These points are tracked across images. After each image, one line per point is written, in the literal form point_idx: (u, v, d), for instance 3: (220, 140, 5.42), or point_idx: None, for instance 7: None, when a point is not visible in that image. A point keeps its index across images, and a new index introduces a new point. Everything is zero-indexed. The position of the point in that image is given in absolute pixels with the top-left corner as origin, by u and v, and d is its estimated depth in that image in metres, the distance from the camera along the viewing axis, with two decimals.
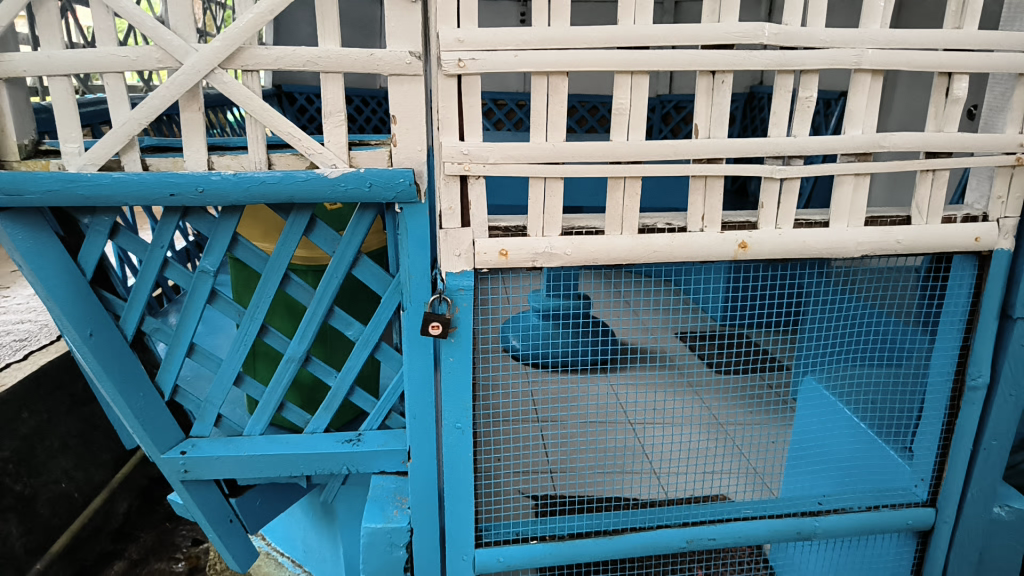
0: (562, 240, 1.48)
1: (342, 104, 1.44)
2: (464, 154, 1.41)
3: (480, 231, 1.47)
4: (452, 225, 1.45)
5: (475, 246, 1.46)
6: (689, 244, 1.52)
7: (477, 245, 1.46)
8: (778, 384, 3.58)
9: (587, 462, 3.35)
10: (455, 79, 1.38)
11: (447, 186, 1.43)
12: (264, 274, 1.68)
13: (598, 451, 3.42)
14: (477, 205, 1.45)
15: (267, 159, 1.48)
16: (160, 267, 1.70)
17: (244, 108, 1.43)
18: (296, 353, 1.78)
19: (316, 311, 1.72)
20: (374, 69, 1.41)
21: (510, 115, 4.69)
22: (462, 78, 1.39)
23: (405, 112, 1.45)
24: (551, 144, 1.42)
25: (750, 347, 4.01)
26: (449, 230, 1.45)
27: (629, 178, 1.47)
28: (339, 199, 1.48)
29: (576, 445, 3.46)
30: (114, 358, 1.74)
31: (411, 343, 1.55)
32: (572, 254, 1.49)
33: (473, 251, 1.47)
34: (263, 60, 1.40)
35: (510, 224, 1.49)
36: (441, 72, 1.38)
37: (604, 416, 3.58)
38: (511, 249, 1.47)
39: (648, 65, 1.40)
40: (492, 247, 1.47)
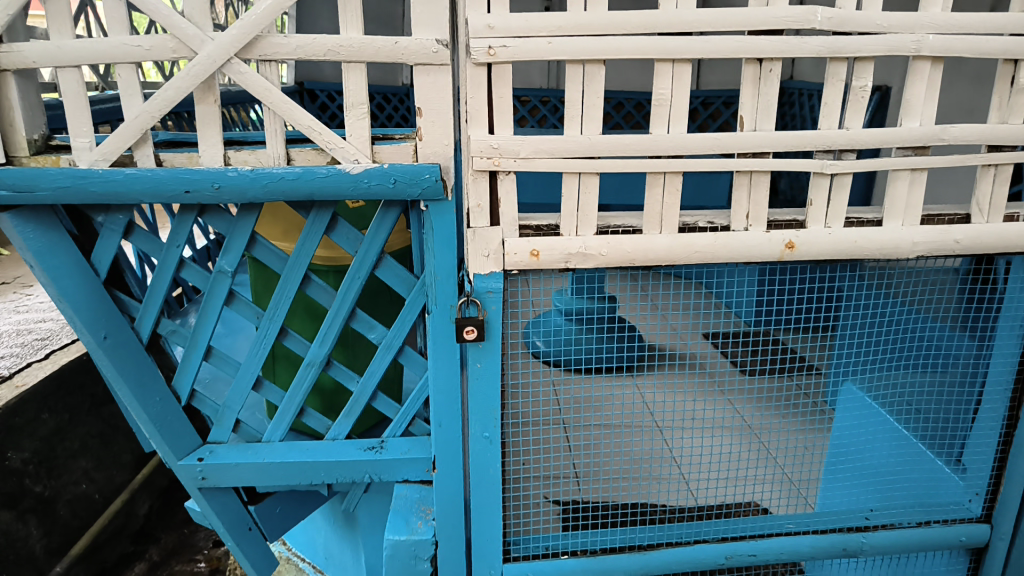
0: (597, 240, 1.40)
1: (365, 96, 1.37)
2: (493, 148, 1.32)
3: (510, 230, 1.38)
4: (480, 223, 1.37)
5: (506, 246, 1.38)
6: (731, 245, 1.43)
7: (508, 245, 1.38)
8: (811, 388, 3.46)
9: (613, 469, 3.24)
10: (483, 68, 1.30)
11: (476, 182, 1.35)
12: (284, 275, 1.62)
13: (625, 457, 3.33)
14: (507, 203, 1.37)
15: (286, 154, 1.41)
16: (176, 267, 1.63)
17: (262, 100, 1.35)
18: (317, 357, 1.71)
19: (338, 313, 1.65)
20: (397, 58, 1.34)
21: (534, 112, 4.61)
22: (492, 68, 1.31)
23: (431, 104, 1.37)
24: (587, 137, 1.33)
25: (781, 349, 3.89)
26: (477, 229, 1.37)
27: (669, 174, 1.38)
28: (362, 196, 1.40)
29: (601, 451, 3.35)
30: (129, 361, 1.68)
31: (438, 348, 1.47)
32: (608, 254, 1.40)
33: (503, 251, 1.39)
34: (281, 49, 1.33)
35: (542, 222, 1.41)
36: (469, 60, 1.30)
37: (629, 420, 3.47)
38: (543, 249, 1.38)
39: (692, 52, 1.31)
40: (523, 248, 1.38)
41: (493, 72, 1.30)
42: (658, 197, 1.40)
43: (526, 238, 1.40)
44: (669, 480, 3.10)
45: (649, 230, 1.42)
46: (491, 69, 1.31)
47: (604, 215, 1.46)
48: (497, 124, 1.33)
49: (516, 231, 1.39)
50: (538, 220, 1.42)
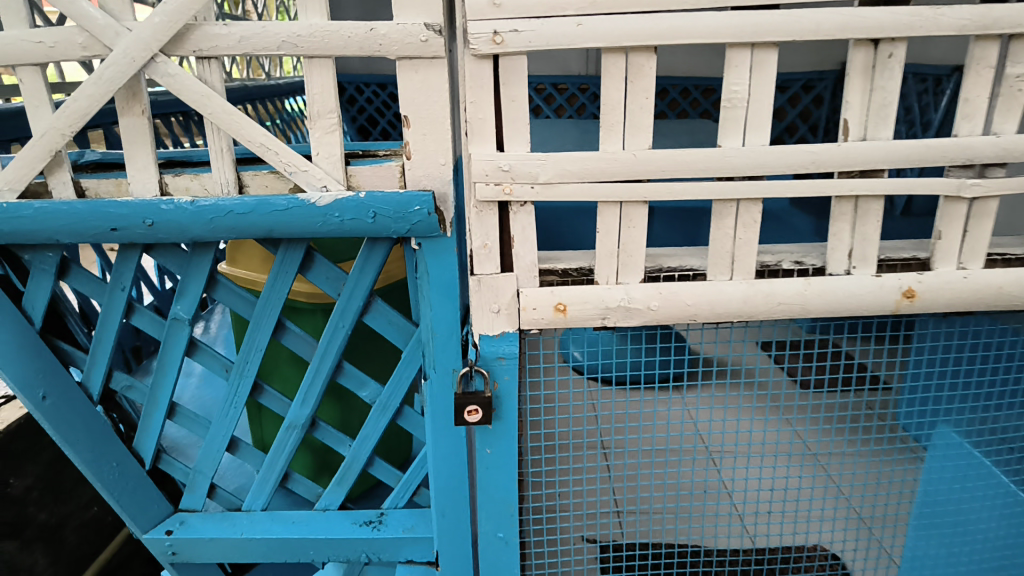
0: (645, 289, 1.04)
1: (334, 101, 1.03)
2: (503, 171, 0.98)
3: (528, 279, 1.04)
4: (489, 271, 1.03)
5: (523, 300, 1.03)
6: (828, 294, 1.06)
7: (524, 299, 1.03)
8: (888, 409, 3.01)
9: (657, 497, 2.82)
10: (487, 61, 0.95)
11: (482, 215, 1.00)
12: (252, 323, 1.30)
13: (672, 483, 2.93)
14: (523, 242, 1.02)
15: (237, 179, 1.08)
16: (124, 313, 1.33)
17: (200, 111, 1.03)
18: (298, 419, 1.40)
19: (320, 367, 1.33)
20: (374, 50, 1.00)
21: (572, 101, 4.14)
22: (501, 61, 0.95)
23: (420, 112, 1.03)
24: (631, 153, 0.98)
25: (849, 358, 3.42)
26: (484, 277, 1.03)
27: (744, 201, 1.01)
28: (333, 233, 1.07)
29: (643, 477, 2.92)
30: (78, 423, 1.39)
31: (437, 423, 1.15)
32: (660, 308, 1.05)
33: (519, 306, 1.04)
34: (221, 42, 1.00)
35: (569, 265, 1.06)
36: (468, 51, 0.95)
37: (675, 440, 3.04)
38: (571, 303, 1.03)
39: (779, 33, 0.94)
40: (546, 301, 1.03)
41: (502, 67, 0.95)
42: (729, 231, 1.03)
43: (549, 287, 1.05)
44: (723, 516, 2.69)
45: (716, 274, 1.06)
46: (499, 64, 0.95)
47: (655, 252, 1.10)
48: (507, 138, 0.98)
49: (536, 279, 1.04)
50: (566, 262, 1.06)
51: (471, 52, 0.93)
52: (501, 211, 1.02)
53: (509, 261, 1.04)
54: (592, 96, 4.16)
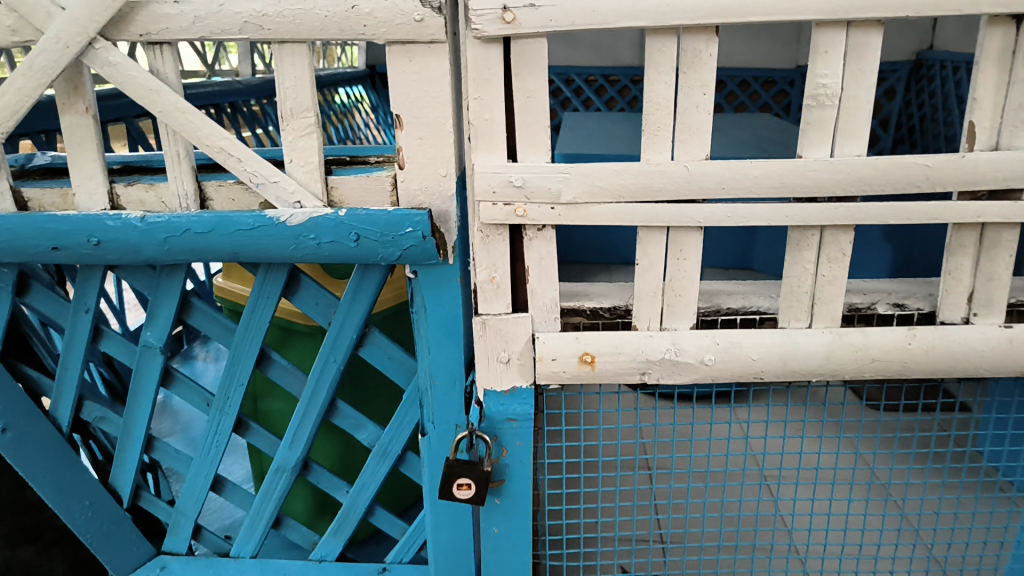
0: (697, 338, 0.82)
1: (309, 97, 0.83)
2: (515, 188, 0.76)
3: (547, 323, 0.82)
4: (497, 311, 0.81)
5: (539, 349, 0.82)
6: (936, 349, 0.82)
7: (541, 348, 0.82)
8: None
9: None
10: (496, 45, 0.73)
11: (488, 242, 0.79)
12: (232, 355, 1.12)
13: None
14: (541, 276, 0.81)
15: (198, 192, 0.89)
16: (91, 338, 1.17)
17: (150, 109, 0.84)
18: (288, 461, 1.21)
19: (309, 407, 1.15)
20: (357, 33, 0.79)
21: (623, 93, 3.87)
22: (515, 46, 0.74)
23: (415, 112, 0.82)
24: (681, 165, 0.75)
25: None
26: (492, 320, 0.81)
27: (831, 228, 0.78)
28: (309, 259, 0.87)
29: None
30: (45, 459, 1.23)
31: (435, 486, 0.96)
32: (716, 363, 0.82)
33: (535, 355, 0.83)
34: (170, 24, 0.80)
35: (601, 304, 0.84)
36: (471, 34, 0.73)
37: None
38: (601, 354, 0.82)
39: (887, 8, 0.70)
40: (569, 351, 0.82)
41: (515, 55, 0.73)
42: (809, 265, 0.80)
43: (574, 331, 0.84)
44: None
45: (790, 320, 0.82)
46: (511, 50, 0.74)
47: (711, 288, 0.87)
48: (521, 146, 0.76)
49: (557, 322, 0.83)
50: (598, 300, 0.84)
51: (474, 33, 0.72)
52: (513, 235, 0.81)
53: (523, 298, 0.83)
54: (641, 90, 3.87)
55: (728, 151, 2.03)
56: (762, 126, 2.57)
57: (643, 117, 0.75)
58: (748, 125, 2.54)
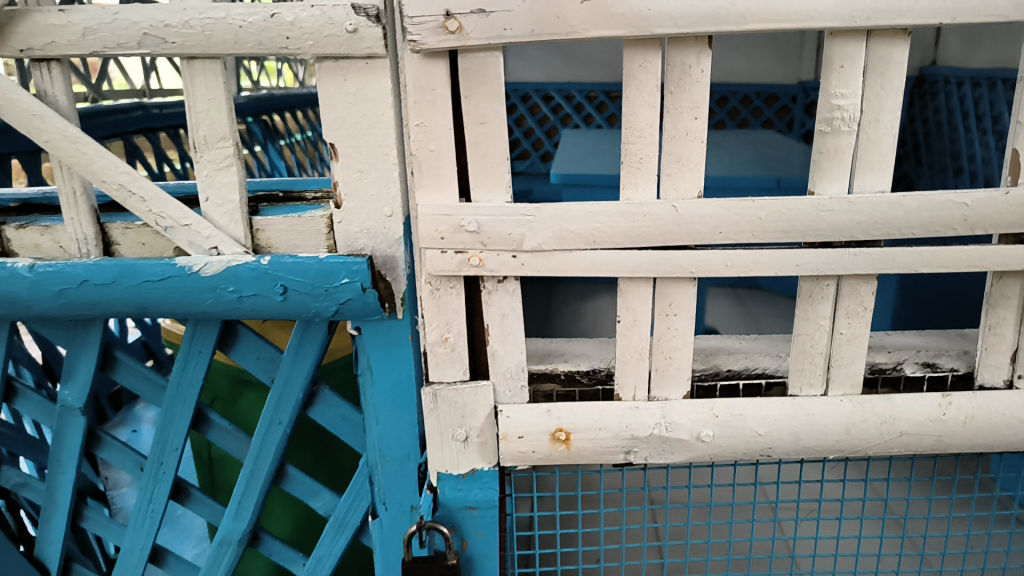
0: (692, 411, 0.69)
1: (225, 123, 0.70)
2: (466, 232, 0.63)
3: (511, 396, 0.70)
4: (451, 380, 0.68)
5: (503, 426, 0.70)
6: (973, 421, 0.70)
7: (505, 423, 0.69)
8: None
9: None
10: (441, 59, 0.60)
11: (438, 297, 0.67)
12: (162, 417, 0.98)
13: None
14: (504, 336, 0.68)
15: (99, 235, 0.75)
16: (3, 397, 1.02)
17: (36, 139, 0.70)
18: (232, 533, 1.05)
19: (254, 474, 1.00)
20: (279, 47, 0.66)
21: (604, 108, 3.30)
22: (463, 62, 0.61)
23: (352, 141, 0.69)
24: (668, 205, 0.62)
25: None
26: (444, 393, 0.68)
27: (849, 279, 0.65)
28: (228, 314, 0.73)
29: None
30: None
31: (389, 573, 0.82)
32: (715, 440, 0.70)
33: (498, 432, 0.70)
34: (58, 37, 0.67)
35: (576, 368, 0.71)
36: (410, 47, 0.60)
37: None
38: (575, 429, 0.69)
39: (916, 13, 0.57)
40: (540, 427, 0.70)
41: (464, 73, 0.61)
42: (826, 321, 0.67)
43: (545, 401, 0.71)
44: None
45: (802, 387, 0.69)
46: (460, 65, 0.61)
47: (708, 347, 0.74)
48: (474, 182, 0.64)
49: (525, 392, 0.70)
50: (573, 363, 0.72)
51: (411, 45, 0.60)
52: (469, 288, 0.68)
53: (483, 363, 0.70)
54: None
55: (729, 172, 1.88)
56: (763, 143, 2.43)
57: (622, 147, 0.62)
58: (748, 143, 2.40)
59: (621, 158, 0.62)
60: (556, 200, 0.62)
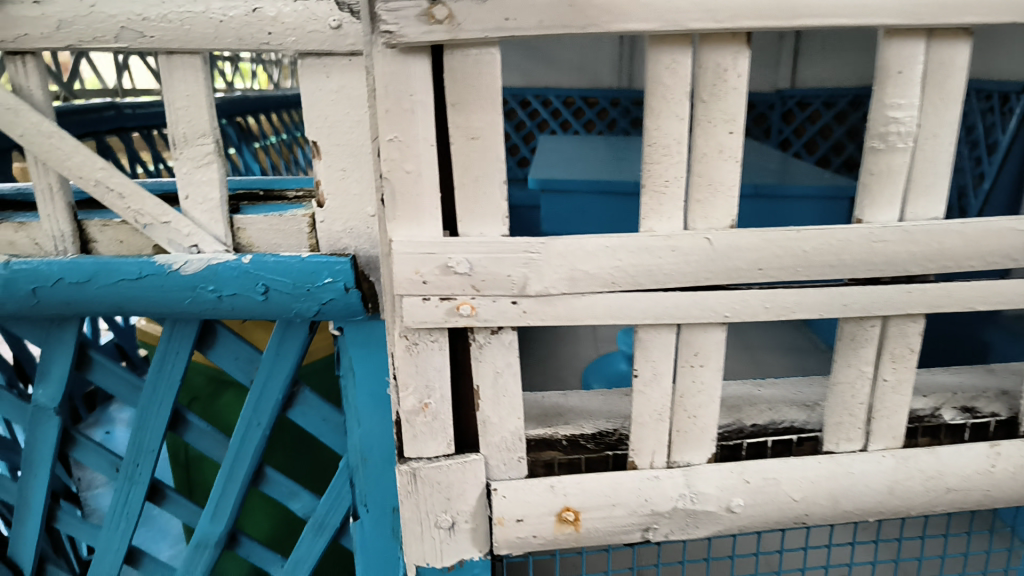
0: (719, 477, 0.62)
1: (206, 120, 0.64)
2: (452, 273, 0.55)
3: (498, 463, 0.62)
4: (431, 455, 0.61)
5: (498, 506, 0.62)
6: None
7: (500, 504, 0.62)
8: None
9: None
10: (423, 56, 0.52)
11: (415, 353, 0.58)
12: (138, 417, 0.90)
13: None
14: (497, 403, 0.61)
15: (78, 231, 0.70)
16: None
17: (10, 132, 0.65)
18: (209, 536, 0.97)
19: (232, 479, 0.93)
20: (260, 42, 0.60)
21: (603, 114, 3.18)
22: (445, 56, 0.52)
23: (335, 139, 0.63)
24: (700, 237, 0.54)
25: None
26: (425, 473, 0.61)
27: (895, 319, 0.57)
28: (205, 314, 0.68)
29: None
30: None
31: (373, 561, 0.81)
32: (745, 510, 0.63)
33: (492, 515, 0.63)
34: (31, 29, 0.62)
35: (579, 432, 0.65)
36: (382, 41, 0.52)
37: None
38: (581, 504, 0.62)
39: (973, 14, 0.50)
40: (542, 508, 0.62)
41: (453, 75, 0.52)
42: (858, 371, 0.60)
43: (546, 473, 0.63)
44: None
45: (839, 442, 0.62)
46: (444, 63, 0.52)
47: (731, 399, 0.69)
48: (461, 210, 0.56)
49: (522, 464, 0.63)
50: (575, 428, 0.66)
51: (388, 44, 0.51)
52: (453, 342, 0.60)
53: (471, 432, 0.63)
54: None
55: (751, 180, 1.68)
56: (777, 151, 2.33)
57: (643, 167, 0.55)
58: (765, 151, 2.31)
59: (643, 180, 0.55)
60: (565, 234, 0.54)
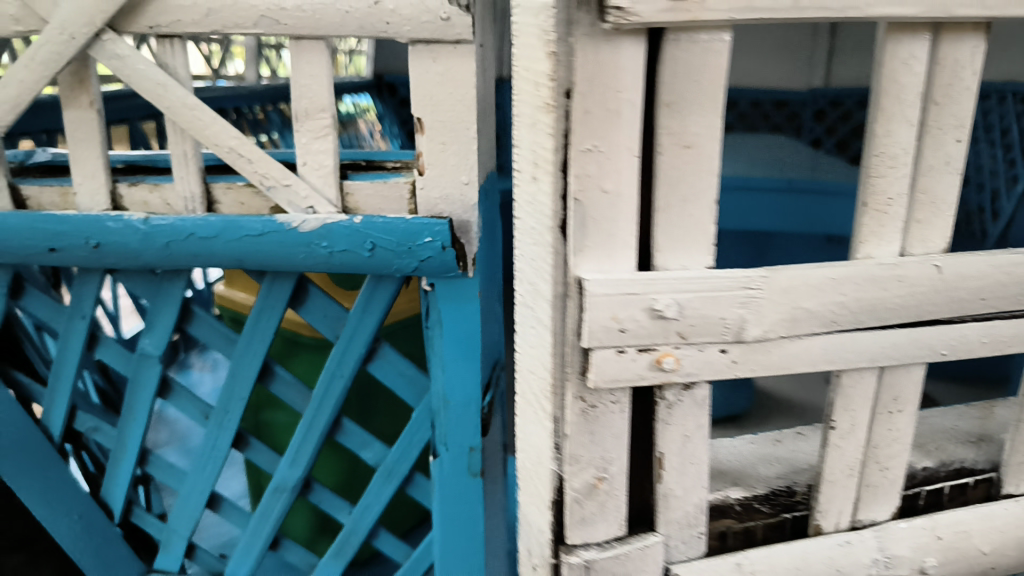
0: (911, 535, 0.67)
1: (327, 97, 0.69)
2: (659, 318, 0.54)
3: (679, 524, 0.63)
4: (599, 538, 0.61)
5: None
6: None
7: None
8: None
9: None
10: (637, 38, 0.49)
11: (593, 417, 0.57)
12: (232, 364, 0.94)
13: None
14: (677, 473, 0.62)
15: (205, 193, 0.77)
16: (87, 344, 0.96)
17: (156, 104, 0.74)
18: (287, 480, 1.03)
19: (313, 425, 0.99)
20: (379, 32, 0.65)
21: None
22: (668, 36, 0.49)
23: (438, 115, 0.68)
24: (928, 262, 0.58)
25: None
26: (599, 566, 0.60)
27: None
28: (316, 269, 0.74)
29: None
30: (25, 482, 0.99)
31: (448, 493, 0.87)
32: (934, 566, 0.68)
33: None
34: (184, 15, 0.70)
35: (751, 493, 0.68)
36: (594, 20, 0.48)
37: None
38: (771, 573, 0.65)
39: None
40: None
41: (677, 65, 0.50)
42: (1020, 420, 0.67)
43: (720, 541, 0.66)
44: None
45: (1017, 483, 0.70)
46: (654, 49, 0.50)
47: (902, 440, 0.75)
48: (661, 245, 0.54)
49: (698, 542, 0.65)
50: (745, 488, 0.69)
51: (615, 26, 0.47)
52: (636, 405, 0.60)
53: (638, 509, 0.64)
54: None
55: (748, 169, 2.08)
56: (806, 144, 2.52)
57: (868, 184, 0.56)
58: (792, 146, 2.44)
59: (867, 198, 0.56)
60: (787, 267, 0.55)
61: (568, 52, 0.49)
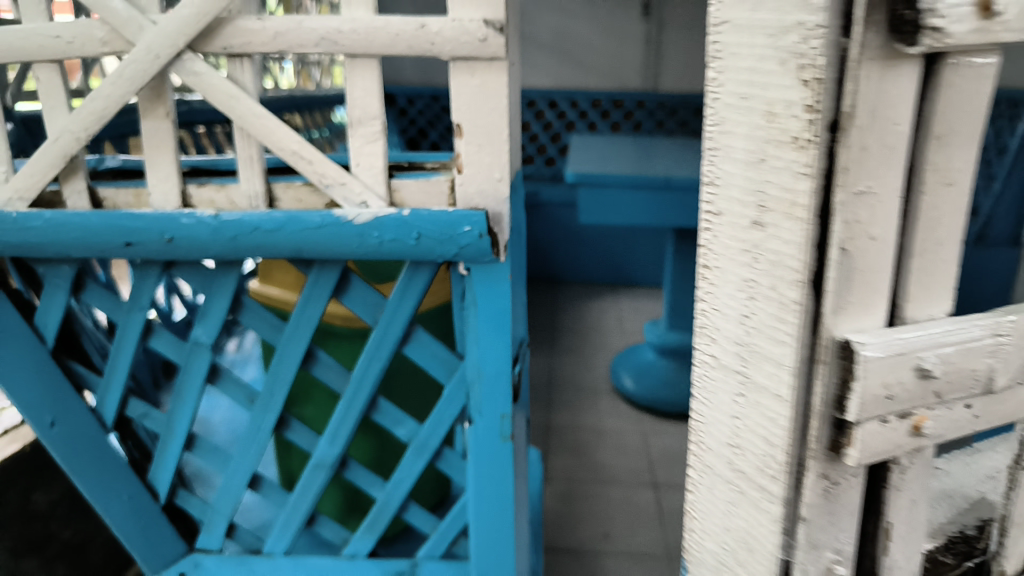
0: None
1: (377, 104, 0.90)
2: (924, 376, 0.58)
3: (900, 571, 0.70)
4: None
5: None
6: None
7: None
8: None
9: None
10: (916, 65, 0.52)
11: (833, 491, 0.62)
12: (279, 350, 1.18)
13: None
14: (907, 526, 0.69)
15: (267, 190, 0.96)
16: (143, 334, 1.23)
17: (229, 114, 0.92)
18: (327, 457, 1.27)
19: (352, 402, 1.21)
20: (424, 49, 0.87)
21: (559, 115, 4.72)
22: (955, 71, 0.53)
23: (476, 122, 0.90)
24: None
25: None
26: None
27: None
28: (369, 254, 0.94)
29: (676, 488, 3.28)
30: (89, 450, 1.29)
31: (480, 455, 1.04)
32: None
33: None
34: (254, 38, 0.89)
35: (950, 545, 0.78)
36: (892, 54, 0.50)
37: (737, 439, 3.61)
38: None
39: None
40: None
41: (954, 93, 0.54)
42: None
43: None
44: None
45: None
46: (931, 72, 0.53)
47: None
48: (910, 299, 0.59)
49: None
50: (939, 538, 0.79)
51: (928, 47, 0.49)
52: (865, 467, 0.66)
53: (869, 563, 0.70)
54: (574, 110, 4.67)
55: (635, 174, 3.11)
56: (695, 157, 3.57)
57: None
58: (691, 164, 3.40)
59: None
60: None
61: (841, 79, 0.51)
